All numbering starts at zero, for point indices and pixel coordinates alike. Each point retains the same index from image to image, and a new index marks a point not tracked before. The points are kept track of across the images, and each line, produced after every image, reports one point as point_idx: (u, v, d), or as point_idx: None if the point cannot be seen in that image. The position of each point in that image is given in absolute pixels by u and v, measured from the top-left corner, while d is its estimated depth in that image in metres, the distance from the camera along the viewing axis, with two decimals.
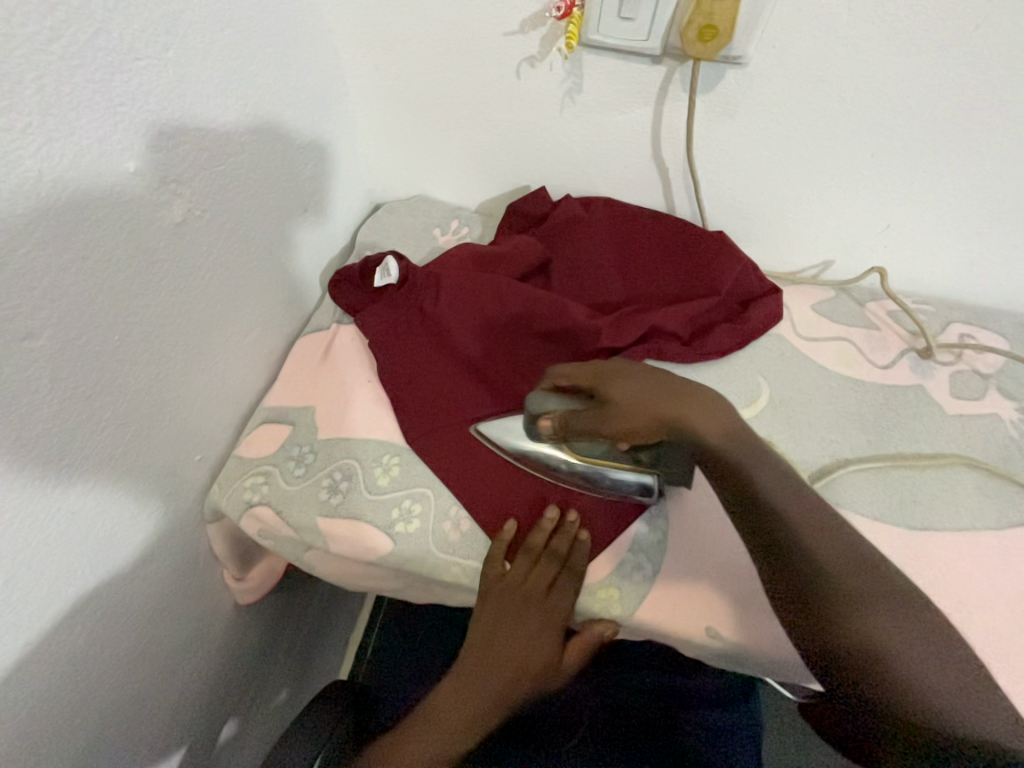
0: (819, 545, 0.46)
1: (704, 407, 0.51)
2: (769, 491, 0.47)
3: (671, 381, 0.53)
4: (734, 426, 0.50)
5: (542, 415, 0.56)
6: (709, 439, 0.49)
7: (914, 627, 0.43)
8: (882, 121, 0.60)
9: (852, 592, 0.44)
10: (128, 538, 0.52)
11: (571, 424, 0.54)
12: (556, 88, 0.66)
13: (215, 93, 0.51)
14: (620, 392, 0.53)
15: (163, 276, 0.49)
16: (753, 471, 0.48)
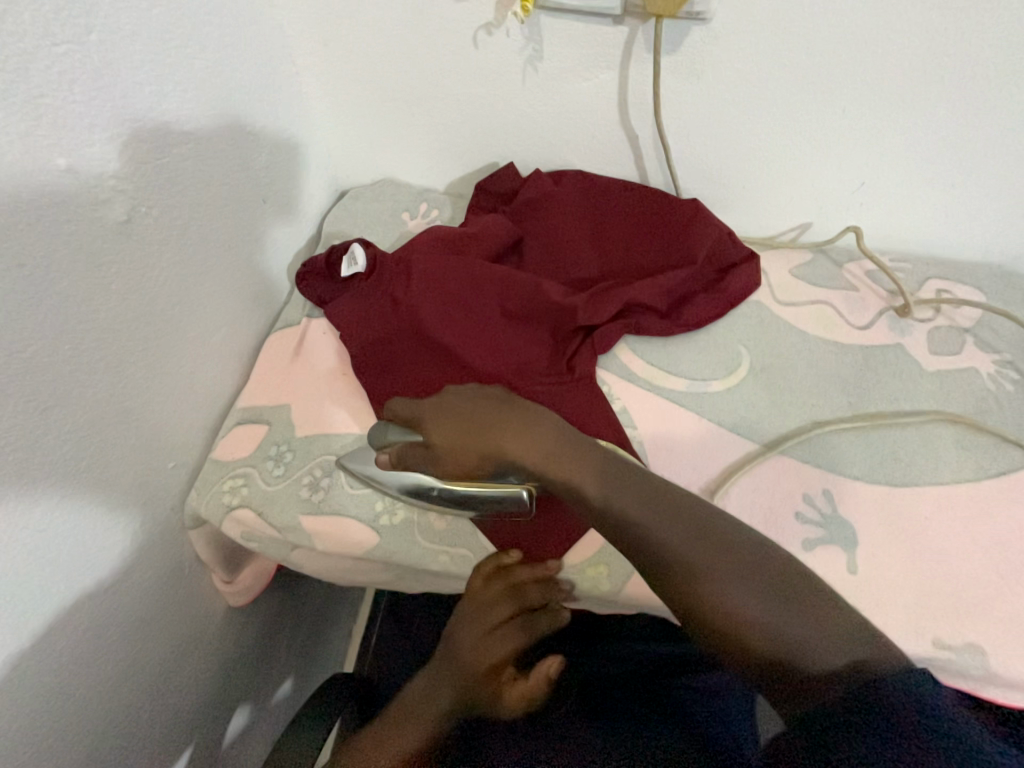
0: (647, 522, 0.46)
1: (520, 428, 0.55)
2: (590, 485, 0.50)
3: (478, 403, 0.58)
4: (540, 432, 0.54)
5: (382, 450, 0.58)
6: (528, 463, 0.54)
7: (768, 582, 0.41)
8: (850, 74, 0.59)
9: (685, 559, 0.43)
10: (104, 550, 0.51)
11: (407, 458, 0.57)
12: (517, 56, 0.63)
13: (151, 79, 0.49)
14: (441, 426, 0.57)
15: (111, 278, 0.47)
16: (582, 471, 0.52)
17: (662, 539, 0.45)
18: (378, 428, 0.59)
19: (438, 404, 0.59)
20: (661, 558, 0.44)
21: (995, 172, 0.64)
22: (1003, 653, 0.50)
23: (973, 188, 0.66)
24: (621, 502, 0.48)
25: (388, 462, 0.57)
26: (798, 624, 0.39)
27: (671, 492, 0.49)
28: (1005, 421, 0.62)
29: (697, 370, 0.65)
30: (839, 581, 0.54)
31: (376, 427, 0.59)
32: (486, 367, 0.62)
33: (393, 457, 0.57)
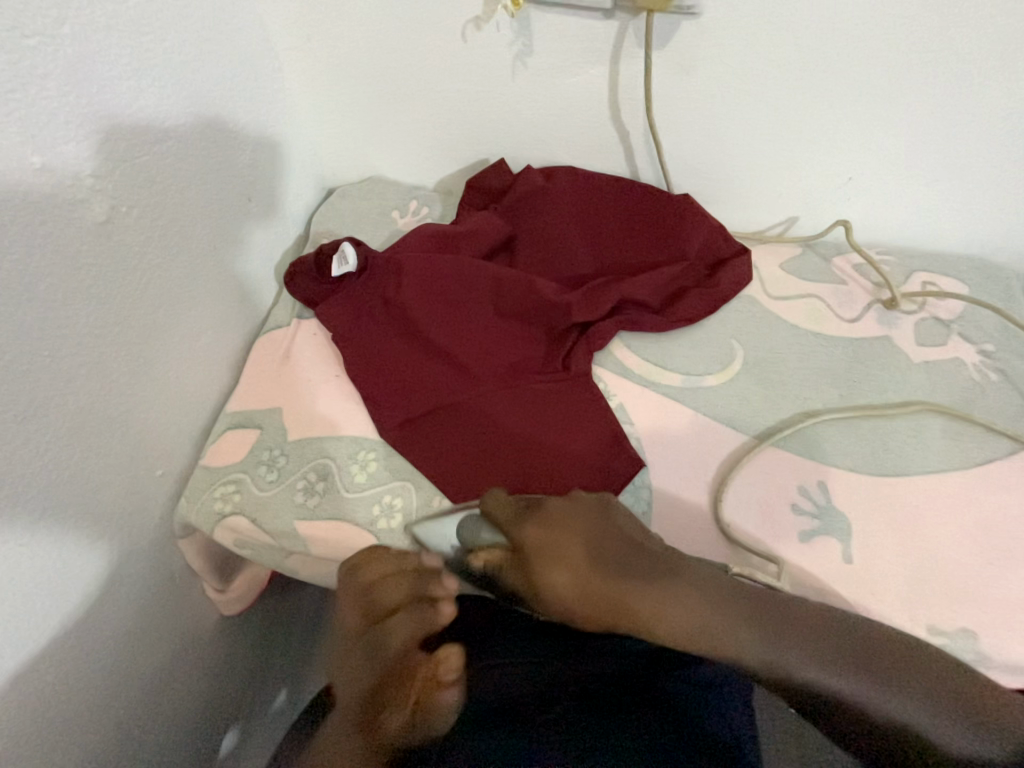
0: (788, 662, 0.46)
1: (637, 568, 0.51)
2: (719, 636, 0.48)
3: (591, 521, 0.53)
4: (677, 578, 0.50)
5: (474, 552, 0.54)
6: (665, 617, 0.49)
7: (909, 686, 0.43)
8: (837, 69, 0.60)
9: (841, 700, 0.44)
10: (90, 563, 0.49)
11: (500, 567, 0.54)
12: (506, 50, 0.63)
13: (129, 73, 0.47)
14: (548, 561, 0.53)
15: (91, 281, 0.46)
16: (706, 612, 0.49)
17: (809, 680, 0.45)
18: (467, 521, 0.55)
19: (545, 518, 0.54)
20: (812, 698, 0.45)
21: (977, 165, 0.66)
22: (994, 637, 0.51)
23: (956, 181, 0.68)
24: (754, 650, 0.47)
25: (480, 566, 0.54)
26: (958, 730, 0.41)
27: (794, 615, 0.48)
28: (990, 410, 0.64)
29: (691, 366, 0.66)
30: (835, 571, 0.54)
31: (467, 526, 0.55)
32: (482, 367, 0.62)
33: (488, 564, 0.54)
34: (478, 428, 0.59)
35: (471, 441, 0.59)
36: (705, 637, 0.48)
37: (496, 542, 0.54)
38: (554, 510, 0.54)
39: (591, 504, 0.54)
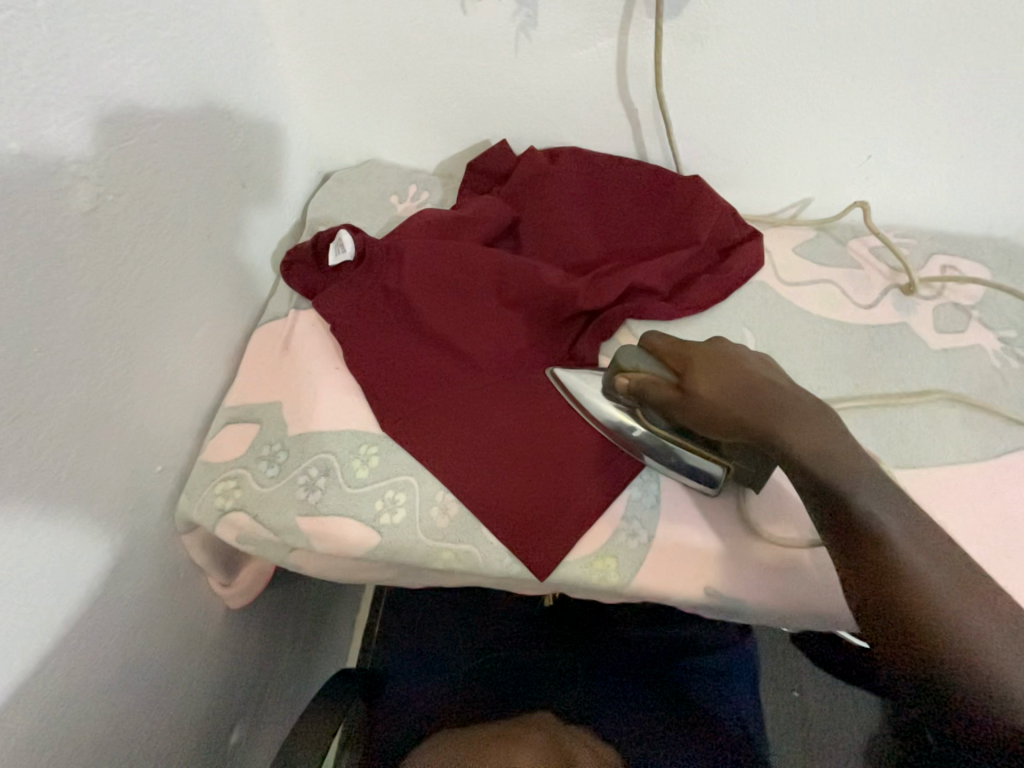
0: (894, 522, 0.39)
1: (798, 414, 0.45)
2: (847, 472, 0.42)
3: (760, 376, 0.48)
4: (836, 448, 0.43)
5: (625, 372, 0.52)
6: (798, 449, 0.44)
7: (1008, 627, 0.34)
8: (863, 37, 0.56)
9: (923, 579, 0.36)
10: (90, 561, 0.49)
11: (652, 392, 0.51)
12: (509, 22, 0.59)
13: (110, 50, 0.44)
14: (705, 377, 0.49)
15: (79, 274, 0.44)
16: (850, 461, 0.42)
17: (906, 552, 0.38)
18: (629, 349, 0.53)
19: (712, 353, 0.50)
20: (896, 571, 0.37)
21: (1005, 142, 0.62)
22: None
23: (983, 158, 0.64)
24: (867, 494, 0.41)
25: (623, 387, 0.52)
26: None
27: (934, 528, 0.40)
28: (1010, 400, 0.62)
29: None
30: None
31: (630, 350, 0.52)
32: (488, 356, 0.60)
33: (631, 383, 0.52)
34: (482, 420, 0.58)
35: (476, 433, 0.57)
36: (839, 470, 0.42)
37: (656, 368, 0.51)
38: (727, 357, 0.50)
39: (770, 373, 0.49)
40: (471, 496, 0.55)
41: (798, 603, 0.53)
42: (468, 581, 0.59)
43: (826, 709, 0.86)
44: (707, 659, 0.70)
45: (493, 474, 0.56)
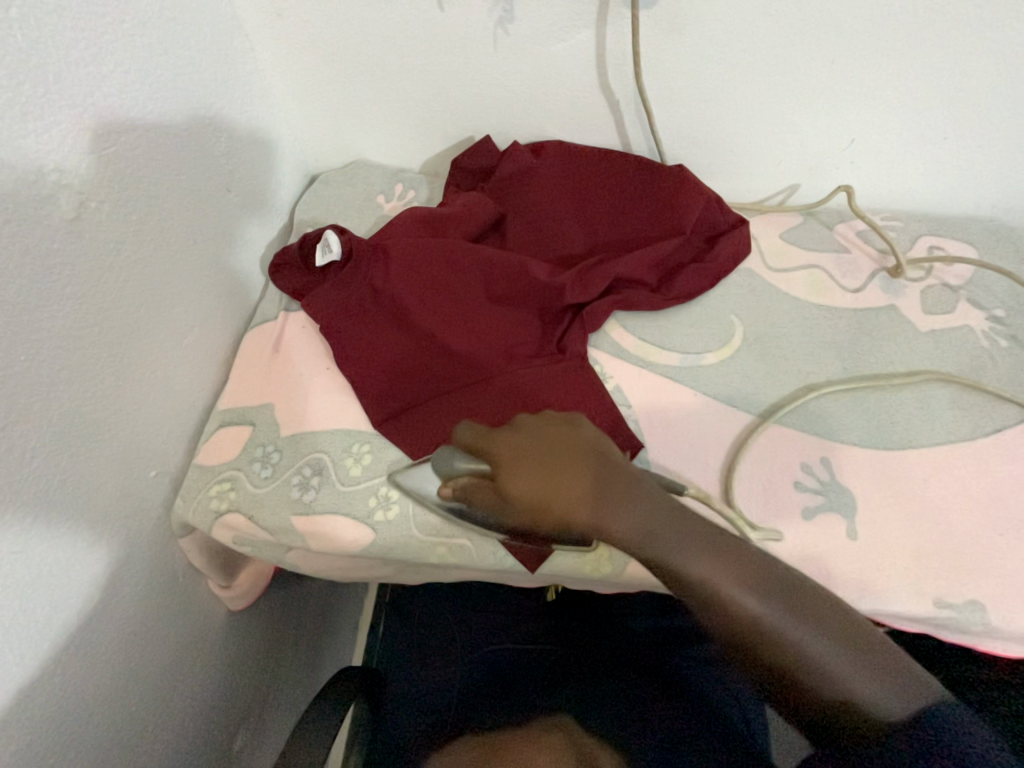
0: (738, 587, 0.40)
1: (615, 494, 0.44)
2: (674, 552, 0.42)
3: (567, 450, 0.46)
4: (651, 518, 0.43)
5: (448, 481, 0.50)
6: (616, 532, 0.43)
7: (845, 640, 0.38)
8: (839, 21, 0.56)
9: (779, 635, 0.38)
10: (88, 566, 0.49)
11: (476, 497, 0.48)
12: (486, 18, 0.59)
13: (88, 59, 0.45)
14: (517, 468, 0.46)
15: (67, 282, 0.44)
16: (668, 530, 0.43)
17: (755, 616, 0.39)
18: (442, 454, 0.50)
19: (515, 441, 0.48)
20: (755, 635, 0.39)
21: (986, 120, 0.62)
22: (1003, 608, 0.51)
23: (966, 136, 0.64)
24: (702, 565, 0.41)
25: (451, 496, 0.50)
26: (878, 684, 0.36)
27: (761, 563, 0.41)
28: (999, 378, 0.62)
29: (690, 345, 0.64)
30: (841, 548, 0.53)
31: (443, 452, 0.50)
32: (474, 353, 0.60)
33: (457, 491, 0.49)
34: (472, 416, 0.58)
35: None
36: (664, 551, 0.42)
37: (471, 470, 0.48)
38: (534, 437, 0.48)
39: (577, 439, 0.47)
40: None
41: None
42: (464, 575, 0.59)
43: None
44: (706, 647, 0.70)
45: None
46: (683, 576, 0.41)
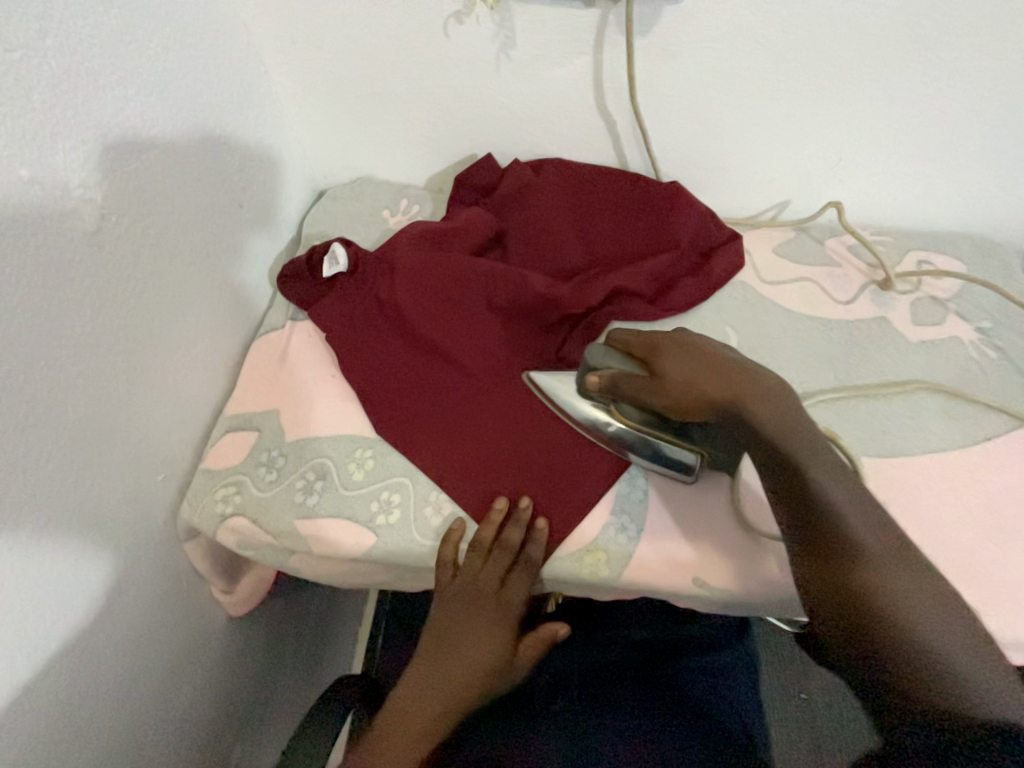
0: (863, 525, 0.42)
1: (763, 388, 0.48)
2: (813, 460, 0.44)
3: (722, 356, 0.50)
4: (793, 418, 0.46)
5: (596, 372, 0.54)
6: (760, 424, 0.46)
7: (952, 617, 0.38)
8: (825, 48, 0.59)
9: (883, 574, 0.39)
10: (94, 569, 0.50)
11: (626, 385, 0.52)
12: (488, 44, 0.62)
13: (112, 82, 0.47)
14: (676, 359, 0.51)
15: (85, 291, 0.46)
16: (806, 444, 0.45)
17: (867, 547, 0.41)
18: (599, 349, 0.55)
19: (674, 341, 0.52)
20: (861, 566, 0.40)
21: (968, 141, 0.65)
22: (995, 613, 0.52)
23: (949, 156, 0.67)
24: (833, 489, 0.43)
25: (595, 386, 0.54)
26: (985, 673, 0.35)
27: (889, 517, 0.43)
28: (988, 388, 0.63)
29: None
30: None
31: (598, 348, 0.55)
32: (477, 362, 0.62)
33: (605, 381, 0.53)
34: (473, 423, 0.60)
35: (468, 435, 0.59)
36: (797, 452, 0.44)
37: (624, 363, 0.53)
38: (695, 342, 0.52)
39: (730, 351, 0.52)
40: (464, 496, 0.57)
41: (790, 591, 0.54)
42: None
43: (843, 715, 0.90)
44: (702, 657, 0.71)
45: (484, 474, 0.58)
46: (800, 474, 0.44)
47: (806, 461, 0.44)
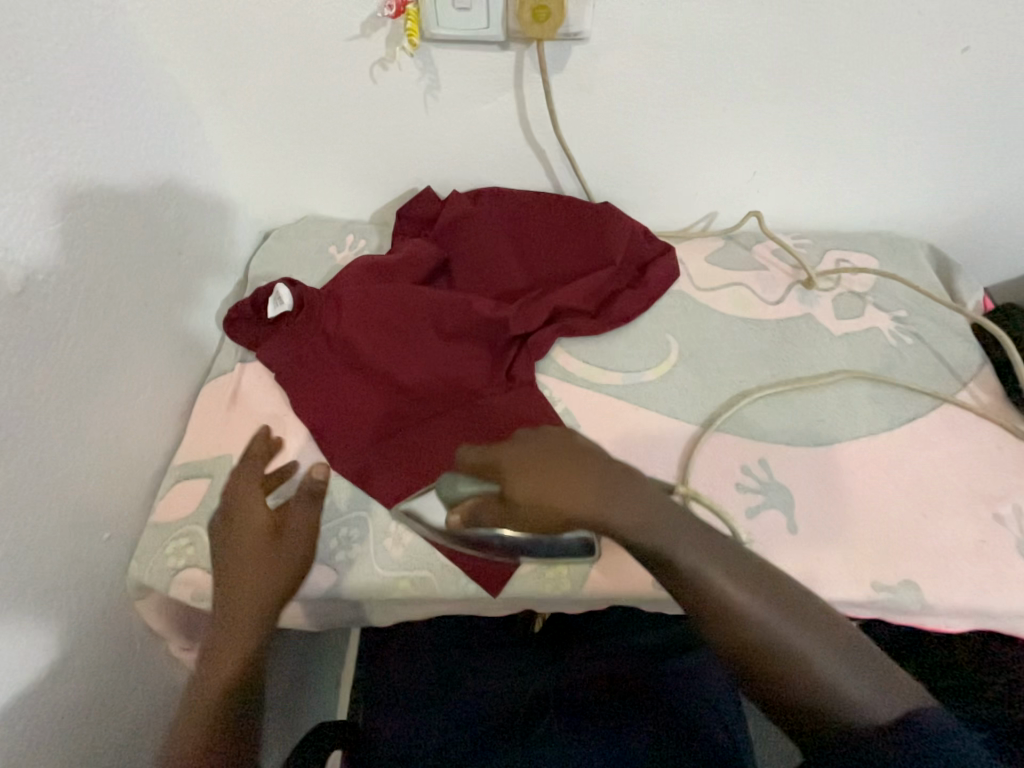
0: (730, 581, 0.44)
1: (614, 484, 0.47)
2: (675, 543, 0.45)
3: (562, 451, 0.49)
4: (642, 502, 0.47)
5: (453, 508, 0.50)
6: (615, 522, 0.46)
7: (830, 641, 0.42)
8: (725, 76, 0.64)
9: (765, 628, 0.42)
10: (36, 639, 0.48)
11: (484, 515, 0.49)
12: (415, 86, 0.65)
13: (32, 145, 0.47)
14: (521, 474, 0.49)
15: (12, 352, 0.46)
16: (660, 518, 0.46)
17: (746, 609, 0.43)
18: (447, 479, 0.52)
19: (516, 451, 0.50)
20: (744, 631, 0.43)
21: (863, 150, 0.72)
22: (932, 584, 0.55)
23: (849, 164, 0.73)
24: (698, 558, 0.45)
25: (458, 524, 0.49)
26: (866, 685, 0.40)
27: (749, 558, 0.46)
28: (908, 372, 0.68)
29: (629, 365, 0.68)
30: (783, 543, 0.57)
31: (447, 479, 0.51)
32: (429, 391, 0.63)
33: (464, 516, 0.49)
34: (429, 450, 0.60)
35: (425, 463, 0.59)
36: (657, 540, 0.45)
37: (477, 489, 0.50)
38: (531, 445, 0.51)
39: (567, 434, 0.52)
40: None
41: None
42: (432, 607, 0.59)
43: None
44: (688, 657, 0.73)
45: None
46: (669, 561, 0.45)
47: (669, 543, 0.45)
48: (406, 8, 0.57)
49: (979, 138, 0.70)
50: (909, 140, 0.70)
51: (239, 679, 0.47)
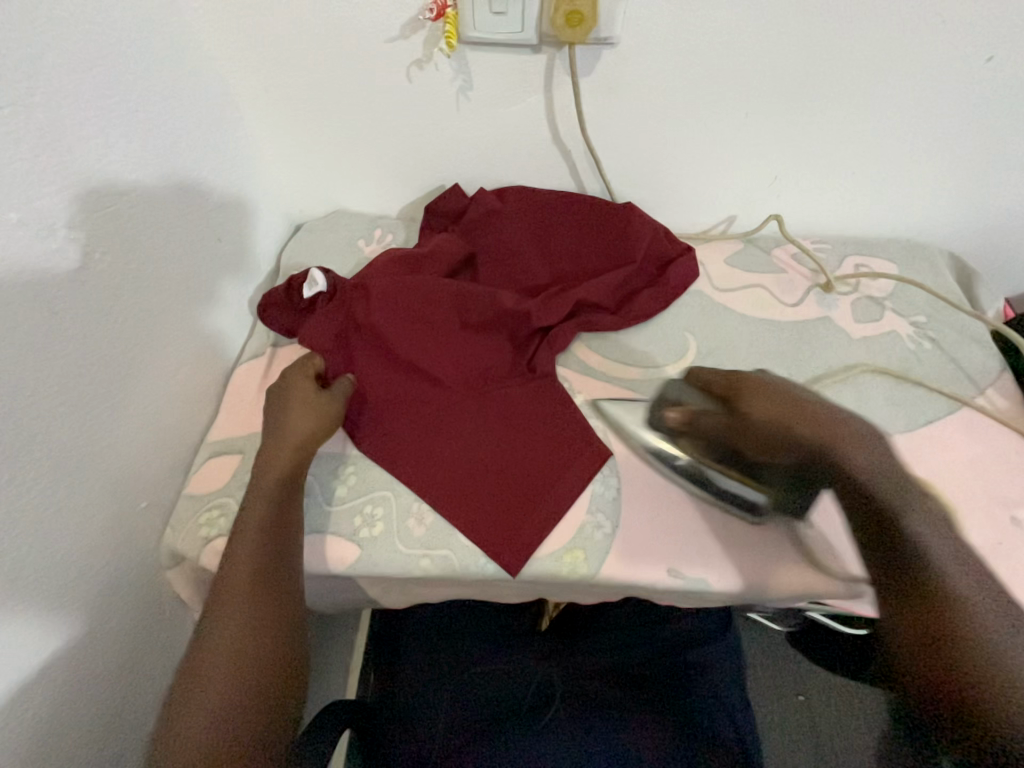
0: (957, 572, 0.46)
1: (857, 433, 0.52)
2: (910, 510, 0.49)
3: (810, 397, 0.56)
4: (893, 463, 0.51)
5: (671, 405, 0.61)
6: (851, 466, 0.51)
7: None
8: (750, 83, 0.66)
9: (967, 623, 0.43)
10: (77, 597, 0.51)
11: (704, 419, 0.59)
12: (448, 86, 0.68)
13: (95, 132, 0.51)
14: (749, 396, 0.57)
15: (69, 324, 0.48)
16: (896, 490, 0.50)
17: (961, 593, 0.45)
18: (674, 384, 0.63)
19: (777, 381, 0.58)
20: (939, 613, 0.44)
21: (885, 157, 0.73)
22: None
23: (870, 171, 0.74)
24: (933, 539, 0.48)
25: (678, 419, 0.60)
26: None
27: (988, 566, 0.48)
28: (926, 376, 0.69)
29: (649, 360, 0.70)
30: (797, 537, 0.58)
31: (672, 383, 0.63)
32: (456, 381, 0.65)
33: (685, 414, 0.60)
34: (456, 438, 0.62)
35: (452, 450, 0.61)
36: (861, 489, 0.50)
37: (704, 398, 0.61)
38: (773, 382, 0.58)
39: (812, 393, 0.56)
40: (451, 510, 0.58)
41: (762, 576, 0.56)
42: (450, 587, 0.61)
43: (828, 705, 0.94)
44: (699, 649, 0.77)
45: (470, 488, 0.59)
46: (900, 519, 0.49)
47: (903, 512, 0.49)
48: (445, 11, 0.59)
49: (1003, 148, 0.70)
50: (933, 147, 0.71)
51: (257, 596, 0.49)
